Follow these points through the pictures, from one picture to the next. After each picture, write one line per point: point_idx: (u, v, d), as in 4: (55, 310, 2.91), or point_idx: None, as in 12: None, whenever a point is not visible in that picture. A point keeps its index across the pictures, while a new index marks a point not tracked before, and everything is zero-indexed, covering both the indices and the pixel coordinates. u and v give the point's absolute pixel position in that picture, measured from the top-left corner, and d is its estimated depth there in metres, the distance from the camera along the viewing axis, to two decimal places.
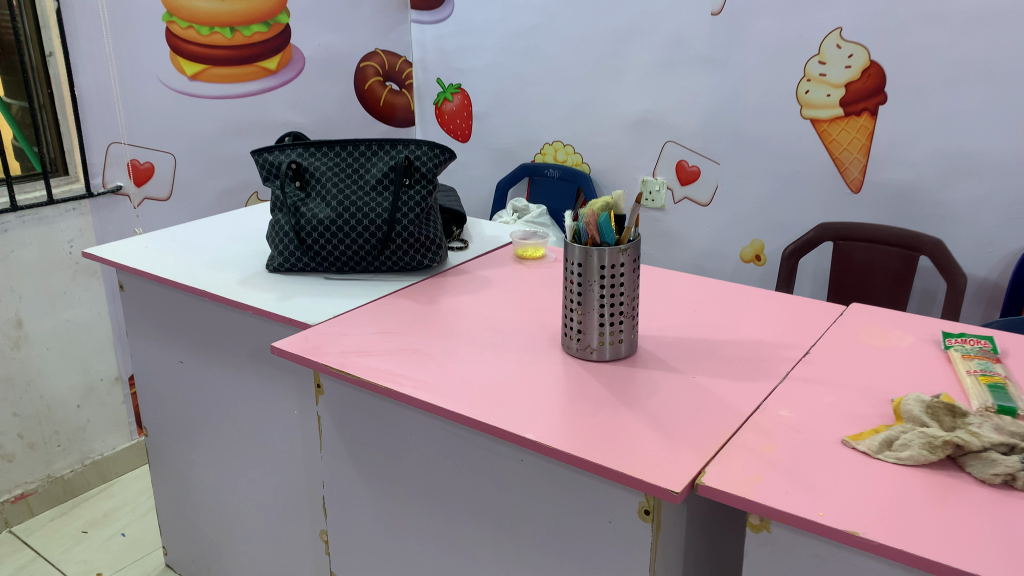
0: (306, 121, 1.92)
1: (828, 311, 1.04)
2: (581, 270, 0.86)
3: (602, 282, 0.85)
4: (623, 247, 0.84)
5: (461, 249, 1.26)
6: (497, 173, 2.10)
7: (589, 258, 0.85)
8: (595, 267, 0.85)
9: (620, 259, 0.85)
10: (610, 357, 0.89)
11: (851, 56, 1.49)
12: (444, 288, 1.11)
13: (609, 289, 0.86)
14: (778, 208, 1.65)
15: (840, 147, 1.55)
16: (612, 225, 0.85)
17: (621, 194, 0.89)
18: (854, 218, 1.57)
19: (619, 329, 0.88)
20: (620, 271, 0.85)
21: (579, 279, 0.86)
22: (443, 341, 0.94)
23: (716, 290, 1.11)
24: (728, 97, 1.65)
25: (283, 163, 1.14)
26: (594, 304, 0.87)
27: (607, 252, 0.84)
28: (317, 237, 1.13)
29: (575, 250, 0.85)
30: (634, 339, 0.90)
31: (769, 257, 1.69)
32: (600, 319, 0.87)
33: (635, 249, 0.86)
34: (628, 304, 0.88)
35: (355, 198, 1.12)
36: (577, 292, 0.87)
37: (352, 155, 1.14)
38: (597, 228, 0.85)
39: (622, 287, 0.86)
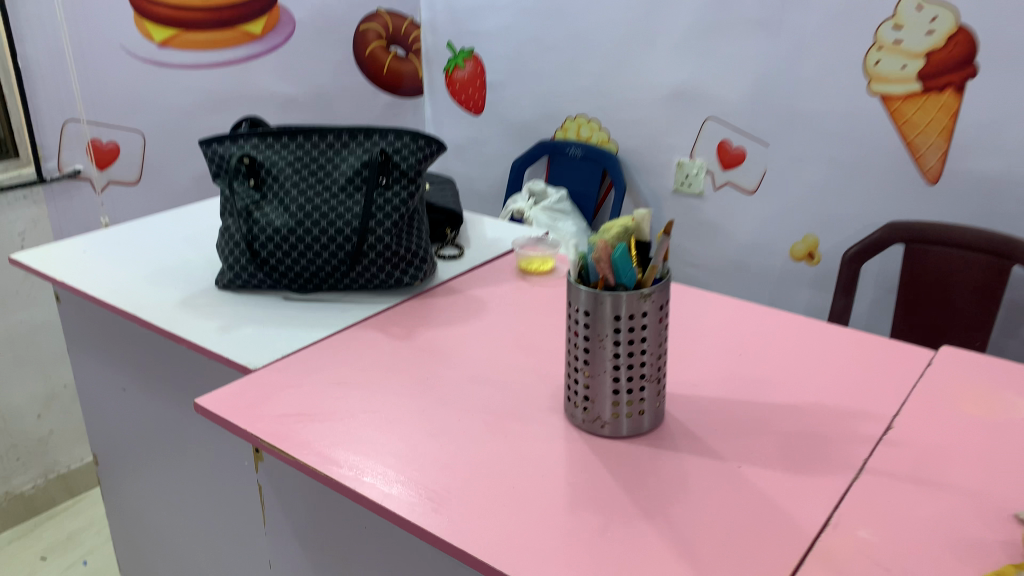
0: (298, 91, 1.71)
1: (914, 357, 0.81)
2: (588, 320, 0.64)
3: (617, 339, 0.64)
4: (646, 292, 0.63)
5: (457, 258, 1.04)
6: (514, 150, 1.87)
7: (599, 305, 0.63)
8: (608, 318, 0.63)
9: (643, 307, 0.63)
10: (627, 433, 0.68)
11: (934, 19, 1.23)
12: (427, 313, 0.90)
13: (627, 347, 0.64)
14: (836, 200, 1.41)
15: (916, 130, 1.29)
16: (631, 261, 0.63)
17: (646, 214, 0.67)
18: (929, 214, 1.32)
19: (639, 398, 0.67)
20: (641, 323, 0.64)
21: (587, 333, 0.65)
22: (414, 398, 0.74)
23: (768, 320, 0.89)
24: (781, 68, 1.40)
25: (234, 156, 0.93)
26: (607, 366, 0.65)
27: (624, 299, 0.62)
28: (274, 250, 0.92)
29: (582, 294, 0.64)
30: (659, 408, 0.69)
31: (824, 257, 1.46)
32: (614, 385, 0.66)
33: (663, 293, 0.64)
34: (652, 365, 0.66)
35: (319, 201, 0.91)
36: (584, 349, 0.66)
37: (318, 148, 0.93)
38: (611, 265, 0.63)
39: (643, 343, 0.65)
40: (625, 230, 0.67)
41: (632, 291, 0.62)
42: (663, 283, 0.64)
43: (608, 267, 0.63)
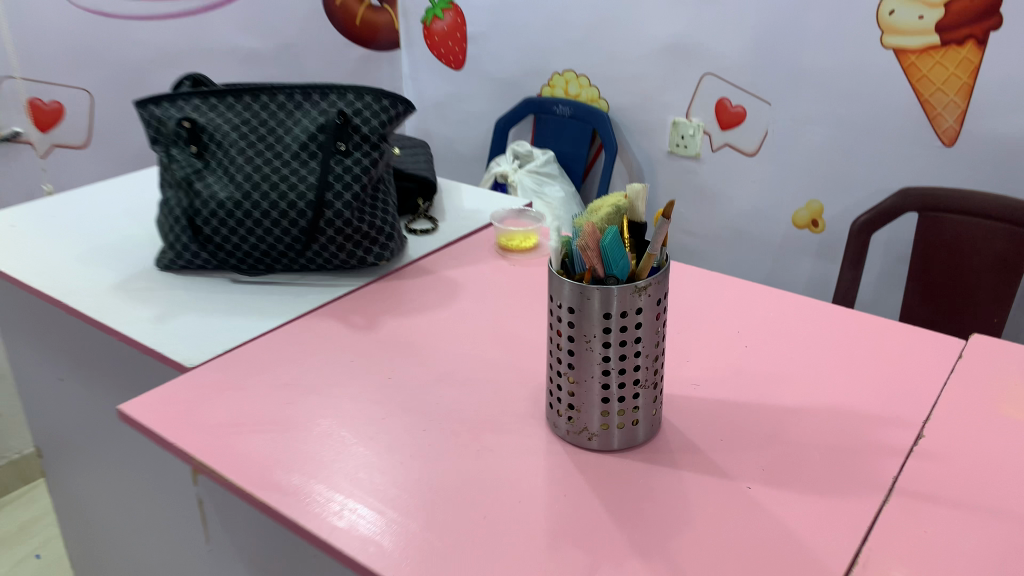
0: (263, 45, 1.58)
1: (943, 348, 0.71)
2: (573, 318, 0.54)
3: (607, 340, 0.54)
4: (641, 285, 0.53)
5: (429, 233, 0.94)
6: (497, 108, 1.76)
7: (585, 301, 0.53)
8: (596, 316, 0.53)
9: (638, 303, 0.54)
10: (618, 446, 0.58)
11: None
12: (394, 297, 0.80)
13: (618, 348, 0.54)
14: (843, 163, 1.31)
15: (932, 87, 1.19)
16: (623, 248, 0.53)
17: (640, 190, 0.56)
18: (943, 178, 1.22)
19: (633, 407, 0.57)
20: (635, 321, 0.54)
21: (571, 333, 0.55)
22: (373, 402, 0.64)
23: (776, 305, 0.79)
24: (785, 19, 1.28)
25: (172, 119, 0.81)
26: (595, 372, 0.55)
27: (614, 293, 0.53)
28: (219, 226, 0.81)
29: (566, 288, 0.54)
30: (655, 417, 0.59)
31: (829, 224, 1.36)
32: (604, 393, 0.56)
33: (661, 285, 0.54)
34: (647, 369, 0.57)
35: (269, 171, 0.80)
36: (569, 351, 0.56)
37: (267, 109, 0.81)
38: (600, 253, 0.53)
39: (637, 344, 0.55)
40: (617, 210, 0.56)
41: (624, 285, 0.52)
42: (661, 273, 0.54)
43: (595, 257, 0.52)
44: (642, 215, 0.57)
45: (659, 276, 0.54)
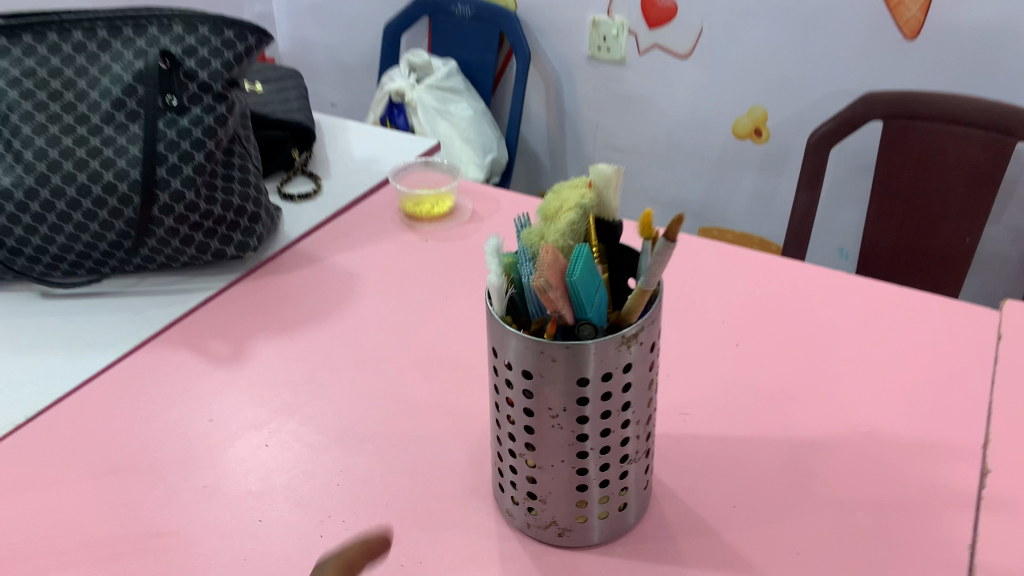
0: None
1: (975, 329, 0.56)
2: (529, 385, 0.36)
3: (582, 413, 0.37)
4: (630, 335, 0.35)
5: (310, 199, 0.73)
6: (383, 10, 1.49)
7: (548, 364, 0.35)
8: (567, 383, 0.36)
9: (626, 358, 0.36)
10: (600, 538, 0.42)
11: None
12: (270, 307, 0.60)
13: (598, 422, 0.37)
14: (789, 63, 1.12)
15: None
16: (596, 285, 0.35)
17: (617, 180, 0.38)
18: (906, 78, 1.05)
19: (619, 489, 0.40)
20: (623, 383, 0.37)
21: (527, 403, 0.37)
22: (245, 496, 0.45)
23: (762, 278, 0.63)
24: None
25: None
26: (566, 455, 0.38)
27: (594, 351, 0.35)
28: (9, 225, 0.58)
29: (515, 345, 0.36)
30: (647, 490, 0.43)
31: (775, 134, 1.18)
32: (580, 479, 0.39)
33: (655, 324, 0.37)
34: (638, 438, 0.40)
35: (73, 143, 0.57)
36: (525, 428, 0.38)
37: (58, 53, 0.57)
38: (568, 294, 0.34)
39: (625, 411, 0.38)
40: (581, 211, 0.37)
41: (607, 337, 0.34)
42: (656, 307, 0.36)
43: (562, 301, 0.34)
44: (614, 212, 0.39)
45: (654, 315, 0.36)
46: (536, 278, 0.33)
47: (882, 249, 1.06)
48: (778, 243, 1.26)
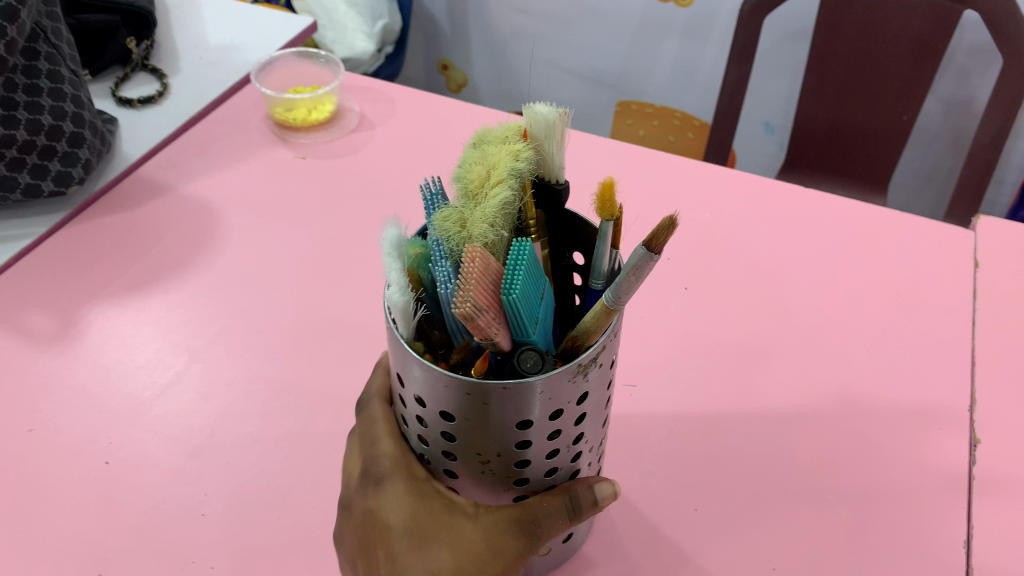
0: None
1: (949, 253, 0.49)
2: (449, 427, 0.26)
3: (521, 457, 0.27)
4: (587, 362, 0.25)
5: (156, 104, 0.58)
6: None
7: (475, 408, 0.25)
8: (503, 428, 0.26)
9: (582, 388, 0.26)
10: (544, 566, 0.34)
11: None
12: (106, 258, 0.47)
13: (542, 462, 0.28)
14: None
15: None
16: (536, 295, 0.24)
17: (564, 124, 0.26)
18: None
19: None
20: (576, 416, 0.27)
21: (448, 444, 0.27)
22: (80, 542, 0.35)
23: (710, 198, 0.53)
24: None
25: None
26: (500, 499, 0.29)
27: (543, 390, 0.24)
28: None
29: (428, 382, 0.25)
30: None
31: None
32: None
33: (618, 337, 0.27)
34: (589, 463, 0.31)
35: None
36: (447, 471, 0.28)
37: None
38: (507, 314, 0.24)
39: (577, 441, 0.28)
40: (516, 181, 0.26)
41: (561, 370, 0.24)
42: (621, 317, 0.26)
43: (497, 328, 0.23)
44: (559, 173, 0.28)
45: (620, 324, 0.26)
46: (462, 304, 0.22)
47: (815, 126, 0.98)
48: (701, 117, 1.17)
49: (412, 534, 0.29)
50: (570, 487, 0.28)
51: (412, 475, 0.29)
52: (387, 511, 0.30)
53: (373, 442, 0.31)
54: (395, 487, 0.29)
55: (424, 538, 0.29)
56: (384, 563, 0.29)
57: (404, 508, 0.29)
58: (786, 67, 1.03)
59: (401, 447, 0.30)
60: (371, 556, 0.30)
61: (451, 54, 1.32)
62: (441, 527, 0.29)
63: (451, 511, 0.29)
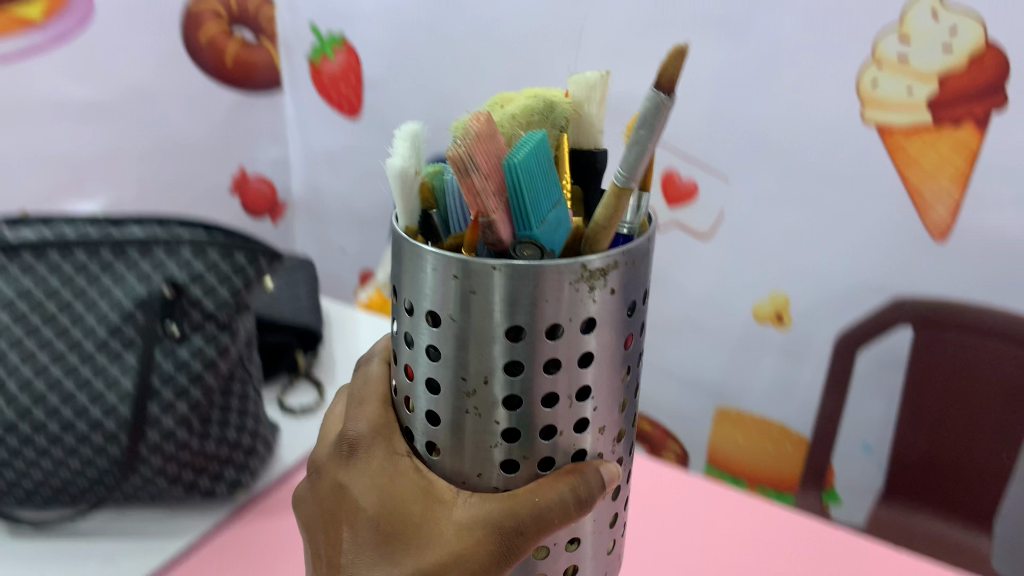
0: (101, 95, 1.26)
1: None
2: (457, 347, 0.40)
3: (511, 376, 0.40)
4: (590, 270, 0.38)
5: (311, 415, 0.78)
6: None
7: (480, 329, 0.39)
8: (496, 343, 0.39)
9: (574, 313, 0.39)
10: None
11: (953, 31, 0.87)
12: None
13: (542, 382, 0.40)
14: (808, 254, 1.06)
15: (922, 175, 0.94)
16: (544, 184, 0.38)
17: (600, 82, 0.44)
18: (932, 287, 0.98)
19: (565, 542, 0.46)
20: (567, 353, 0.40)
21: (435, 363, 0.42)
22: None
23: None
24: (741, 88, 1.03)
25: None
26: (485, 464, 0.43)
27: (546, 284, 0.37)
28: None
29: (441, 295, 0.39)
30: (608, 558, 0.50)
31: (797, 322, 1.12)
32: (509, 482, 0.43)
33: (629, 273, 0.40)
34: (592, 453, 0.44)
35: (73, 382, 0.60)
36: (438, 397, 0.42)
37: (61, 282, 0.60)
38: (503, 180, 0.37)
39: (578, 396, 0.41)
40: (546, 110, 0.43)
41: (568, 262, 0.37)
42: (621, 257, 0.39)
43: (490, 197, 0.37)
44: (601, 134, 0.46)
45: (626, 260, 0.39)
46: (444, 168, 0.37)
47: None
48: (800, 430, 1.18)
49: (380, 523, 0.45)
50: (579, 471, 0.43)
51: (393, 453, 0.46)
52: (362, 486, 0.47)
53: (364, 418, 0.48)
54: (373, 462, 0.46)
55: (392, 531, 0.45)
56: (351, 547, 0.46)
57: (378, 497, 0.46)
58: (882, 394, 1.08)
59: (387, 429, 0.47)
60: (342, 521, 0.48)
61: None
62: (416, 513, 0.44)
63: (436, 504, 0.44)
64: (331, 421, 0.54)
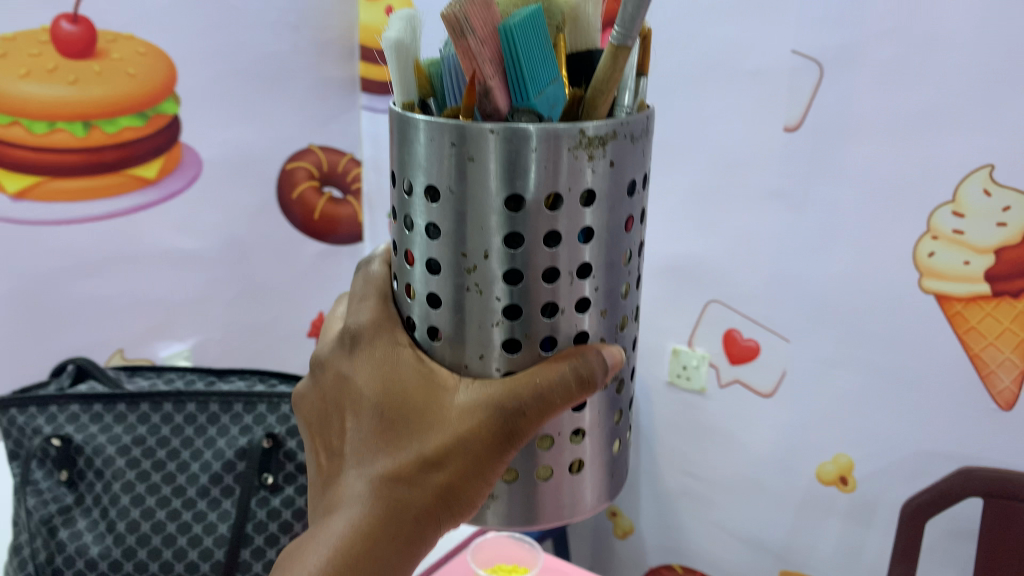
0: (203, 246, 1.37)
1: None
2: (456, 223, 0.43)
3: (508, 247, 0.42)
4: (587, 138, 0.41)
5: None
6: None
7: (481, 203, 0.42)
8: (495, 213, 0.42)
9: (569, 179, 0.41)
10: (555, 500, 0.48)
11: (1007, 209, 0.90)
12: None
13: (539, 249, 0.42)
14: (872, 417, 1.07)
15: (983, 342, 0.95)
16: (539, 44, 0.41)
17: None
18: (1001, 457, 0.97)
19: (570, 432, 0.47)
20: (562, 219, 0.42)
21: (434, 241, 0.44)
22: None
23: None
24: (801, 256, 1.08)
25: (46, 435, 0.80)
26: (486, 346, 0.45)
27: (547, 150, 0.40)
28: None
29: (439, 166, 0.42)
30: (612, 465, 0.51)
31: (861, 485, 1.12)
32: (510, 362, 0.45)
33: (627, 146, 0.43)
34: (592, 335, 0.46)
35: (180, 506, 0.81)
36: (437, 277, 0.45)
37: (176, 430, 0.83)
38: (499, 41, 0.41)
39: (579, 273, 0.44)
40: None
41: (567, 126, 0.40)
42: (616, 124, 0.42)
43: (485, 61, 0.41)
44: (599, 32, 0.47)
45: (624, 132, 0.42)
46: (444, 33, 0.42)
47: None
48: None
49: (381, 407, 0.47)
50: (581, 352, 0.44)
51: (395, 340, 0.48)
52: (361, 377, 0.48)
53: (361, 308, 0.50)
54: (373, 348, 0.48)
55: (397, 413, 0.47)
56: (353, 435, 0.48)
57: (379, 383, 0.47)
58: (953, 565, 1.05)
59: (387, 319, 0.49)
60: (342, 414, 0.50)
61: (620, 502, 1.45)
62: (418, 401, 0.46)
63: (438, 388, 0.46)
64: (330, 321, 0.55)
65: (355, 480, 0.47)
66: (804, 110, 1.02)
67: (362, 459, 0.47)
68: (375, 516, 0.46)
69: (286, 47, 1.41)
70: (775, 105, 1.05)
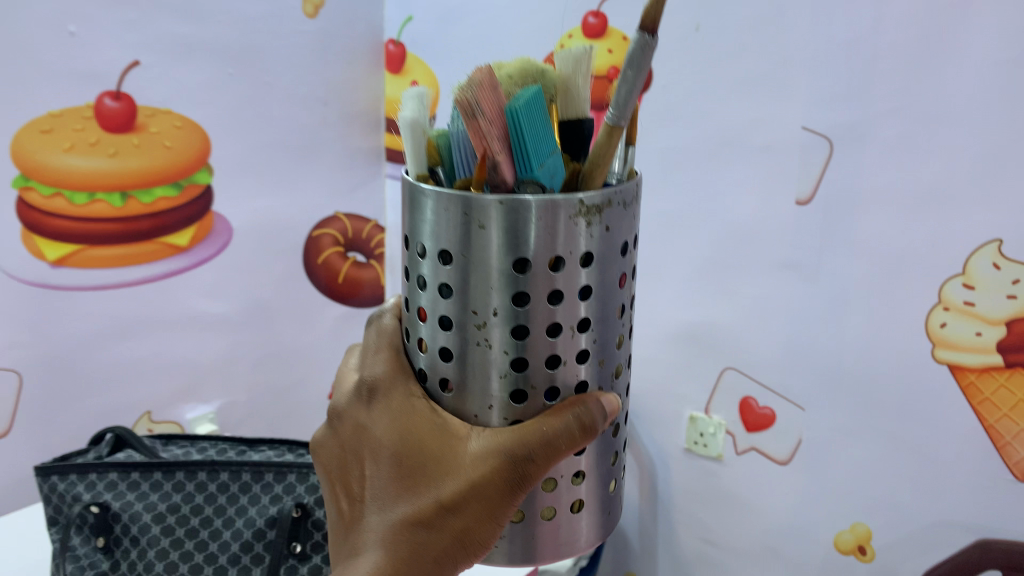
0: (231, 310, 1.41)
1: None
2: (464, 283, 0.45)
3: (512, 307, 0.44)
4: (585, 206, 0.43)
5: None
6: None
7: (487, 266, 0.44)
8: (500, 275, 0.44)
9: (569, 244, 0.44)
10: (555, 540, 0.50)
11: (1017, 281, 0.91)
12: None
13: (540, 307, 0.44)
14: (888, 487, 1.08)
15: (998, 413, 0.96)
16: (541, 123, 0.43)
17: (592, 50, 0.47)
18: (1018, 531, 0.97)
19: (571, 474, 0.50)
20: (563, 279, 0.44)
21: (446, 299, 0.46)
22: None
23: None
24: (815, 326, 1.10)
25: (84, 502, 0.81)
26: (494, 397, 0.47)
27: (548, 218, 0.42)
28: None
29: (450, 232, 0.44)
30: (608, 505, 0.53)
31: (878, 555, 1.12)
32: (515, 412, 0.47)
33: (621, 209, 0.46)
34: (590, 384, 0.49)
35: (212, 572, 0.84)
36: (449, 332, 0.47)
37: (210, 498, 0.85)
38: (508, 121, 0.43)
39: (578, 328, 0.46)
40: (539, 75, 0.47)
41: (565, 197, 0.42)
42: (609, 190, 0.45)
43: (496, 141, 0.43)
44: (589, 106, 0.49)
45: (617, 200, 0.45)
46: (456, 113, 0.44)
47: None
48: None
49: (400, 453, 0.49)
50: (582, 402, 0.46)
51: (409, 392, 0.50)
52: (380, 425, 0.51)
53: (376, 361, 0.53)
54: (390, 401, 0.51)
55: (415, 458, 0.49)
56: (375, 480, 0.51)
57: (397, 433, 0.50)
58: None
59: (400, 372, 0.51)
60: (365, 459, 0.52)
61: (637, 567, 1.45)
62: (433, 448, 0.48)
63: (451, 438, 0.48)
64: (343, 373, 0.58)
65: (379, 521, 0.50)
66: (816, 184, 1.05)
67: (386, 503, 0.50)
68: (398, 559, 0.48)
69: (315, 119, 1.47)
70: (787, 180, 1.08)
